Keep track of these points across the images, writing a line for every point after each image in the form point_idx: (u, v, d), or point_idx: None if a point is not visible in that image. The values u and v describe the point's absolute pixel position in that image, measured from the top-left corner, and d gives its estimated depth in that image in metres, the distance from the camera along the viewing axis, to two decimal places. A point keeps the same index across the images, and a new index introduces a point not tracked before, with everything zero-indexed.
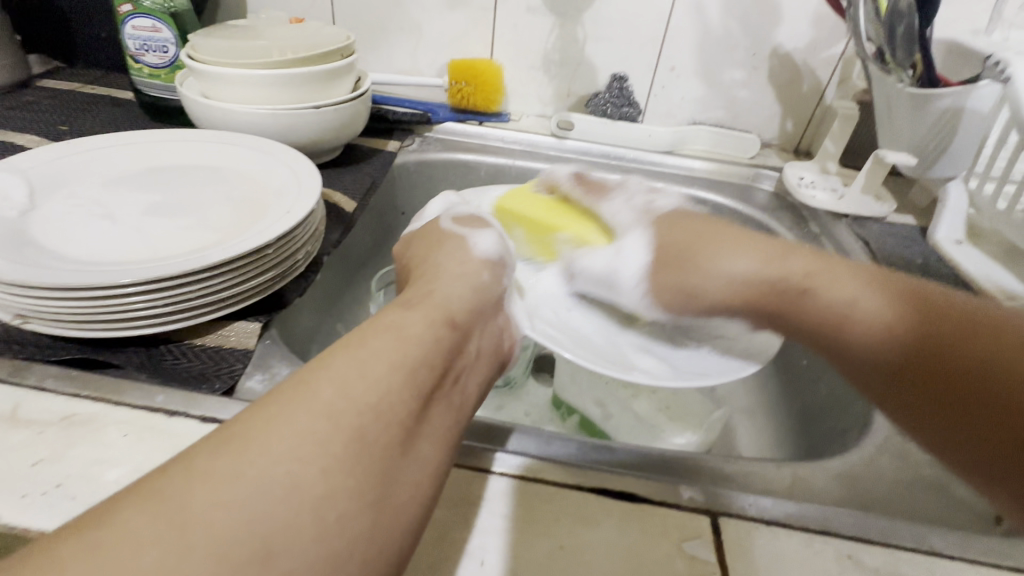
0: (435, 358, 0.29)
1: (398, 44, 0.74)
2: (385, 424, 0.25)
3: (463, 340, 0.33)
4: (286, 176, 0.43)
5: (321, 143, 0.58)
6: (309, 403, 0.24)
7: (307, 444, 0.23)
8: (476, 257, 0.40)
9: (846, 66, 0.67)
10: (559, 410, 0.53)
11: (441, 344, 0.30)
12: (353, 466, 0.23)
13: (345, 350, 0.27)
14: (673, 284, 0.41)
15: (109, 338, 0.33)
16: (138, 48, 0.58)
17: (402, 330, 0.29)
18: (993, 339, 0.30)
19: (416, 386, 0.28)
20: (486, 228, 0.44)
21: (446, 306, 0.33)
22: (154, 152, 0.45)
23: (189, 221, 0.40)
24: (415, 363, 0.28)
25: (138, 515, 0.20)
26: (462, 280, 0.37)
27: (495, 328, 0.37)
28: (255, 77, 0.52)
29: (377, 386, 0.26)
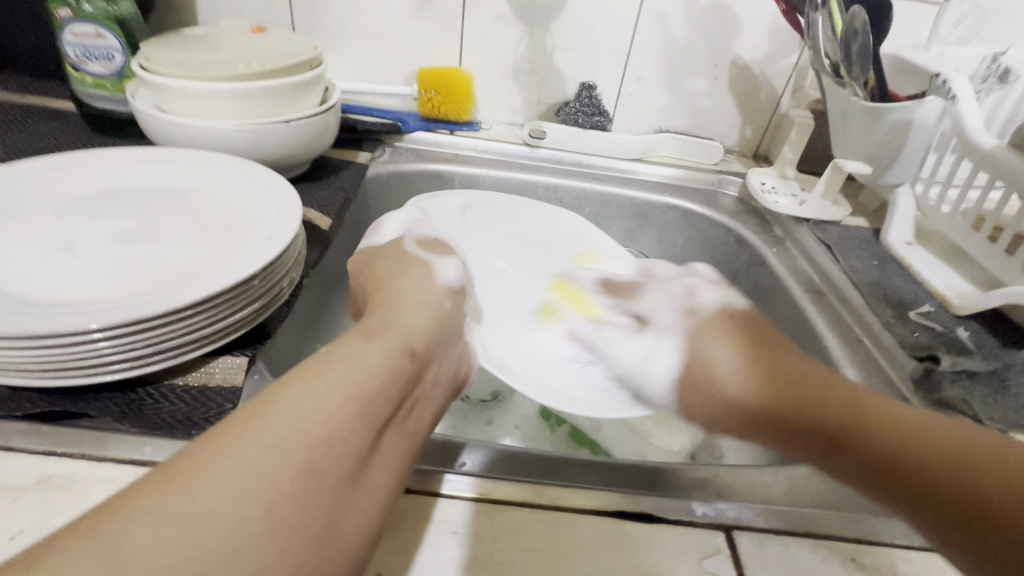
0: (391, 389, 0.28)
1: (362, 52, 0.72)
2: (337, 453, 0.24)
3: (422, 370, 0.31)
4: (263, 199, 0.41)
5: (291, 157, 0.55)
6: (259, 436, 0.22)
7: (259, 481, 0.21)
8: (439, 286, 0.38)
9: (799, 76, 0.70)
10: (548, 421, 0.53)
11: (398, 376, 0.28)
12: (303, 507, 0.21)
13: (298, 380, 0.25)
14: (703, 400, 0.36)
15: (81, 385, 0.30)
16: (80, 56, 0.54)
17: (358, 362, 0.27)
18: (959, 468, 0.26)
19: (370, 418, 0.26)
20: (449, 256, 0.41)
21: (408, 336, 0.31)
22: (113, 174, 0.42)
23: (159, 251, 0.37)
24: (371, 395, 0.26)
25: (58, 558, 0.17)
26: (423, 309, 0.35)
27: (454, 352, 0.35)
28: (218, 91, 0.49)
29: (331, 418, 0.24)
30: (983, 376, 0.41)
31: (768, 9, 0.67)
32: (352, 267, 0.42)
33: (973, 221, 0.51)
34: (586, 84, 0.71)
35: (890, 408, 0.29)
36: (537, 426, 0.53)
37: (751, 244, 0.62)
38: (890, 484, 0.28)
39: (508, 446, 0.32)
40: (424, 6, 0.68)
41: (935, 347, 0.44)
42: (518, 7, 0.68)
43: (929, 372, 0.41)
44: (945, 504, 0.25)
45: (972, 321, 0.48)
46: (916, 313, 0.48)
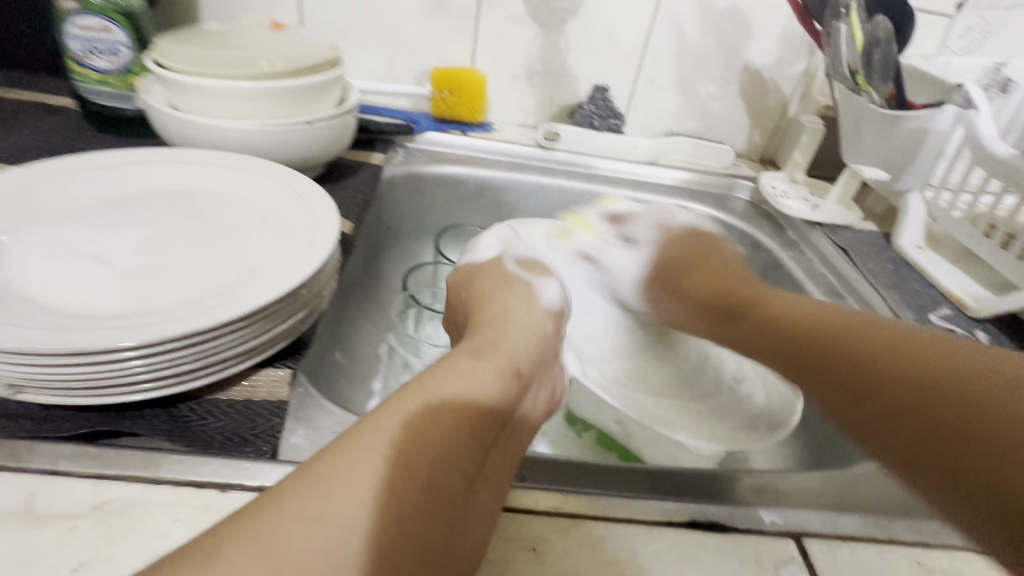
0: (497, 406, 0.29)
1: (372, 50, 0.70)
2: (452, 465, 0.26)
3: (526, 390, 0.33)
4: (298, 206, 0.40)
5: (311, 159, 0.53)
6: (385, 447, 0.24)
7: (382, 489, 0.23)
8: (542, 307, 0.39)
9: (808, 82, 0.72)
10: (574, 425, 0.53)
11: (506, 396, 0.30)
12: (415, 517, 0.23)
13: (422, 397, 0.27)
14: (672, 295, 0.47)
15: (124, 403, 0.29)
16: (84, 50, 0.51)
17: (472, 379, 0.29)
18: (969, 405, 0.27)
19: (479, 434, 0.28)
20: (547, 274, 0.42)
21: (511, 355, 0.33)
22: (133, 178, 0.41)
23: (194, 260, 0.36)
24: (480, 412, 0.28)
25: (239, 546, 0.20)
26: (526, 330, 0.36)
27: (550, 369, 0.37)
28: (239, 89, 0.46)
29: (445, 435, 0.26)
30: None
31: (780, 16, 0.68)
32: (454, 284, 0.44)
33: (984, 227, 0.53)
34: (599, 86, 0.72)
35: (939, 356, 0.30)
36: (564, 432, 0.53)
37: (767, 248, 0.63)
38: (925, 441, 0.28)
39: (577, 460, 0.31)
40: (438, 5, 0.67)
41: None
42: (533, 8, 0.68)
43: None
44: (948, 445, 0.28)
45: (987, 322, 0.50)
46: (935, 316, 0.50)
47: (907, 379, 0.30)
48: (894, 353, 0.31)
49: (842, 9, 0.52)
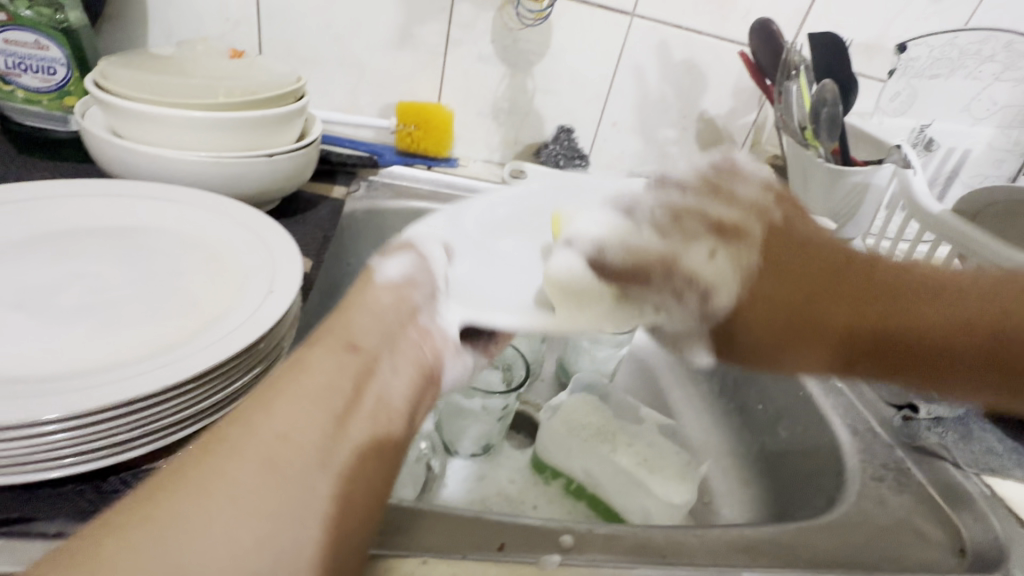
0: (344, 382, 0.25)
1: (333, 78, 0.68)
2: (297, 449, 0.22)
3: (377, 363, 0.28)
4: (254, 249, 0.37)
5: (268, 193, 0.50)
6: (203, 465, 0.20)
7: (223, 491, 0.19)
8: (374, 288, 0.32)
9: (757, 132, 0.76)
10: (541, 473, 0.52)
11: (352, 375, 0.26)
12: (265, 504, 0.20)
13: (249, 404, 0.23)
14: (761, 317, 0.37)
15: (43, 481, 0.25)
16: (12, 66, 0.46)
17: (306, 366, 0.25)
18: (967, 300, 0.35)
19: (326, 409, 0.24)
20: (409, 252, 0.35)
21: (351, 330, 0.28)
22: (65, 212, 0.37)
23: (132, 308, 0.32)
24: (322, 392, 0.24)
25: None
26: (372, 305, 0.30)
27: (409, 343, 0.30)
28: (192, 119, 0.43)
29: (282, 422, 0.22)
30: (950, 421, 0.46)
31: (735, 71, 0.72)
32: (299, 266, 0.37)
33: None
34: (563, 129, 0.73)
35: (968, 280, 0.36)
36: (531, 480, 0.51)
37: None
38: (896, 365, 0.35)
39: (539, 525, 0.32)
40: (405, 39, 0.66)
41: (905, 395, 0.49)
42: (502, 48, 0.68)
43: (908, 419, 0.46)
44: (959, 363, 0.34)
45: None
46: None
47: (961, 329, 0.34)
48: (889, 293, 0.36)
49: (793, 71, 0.55)
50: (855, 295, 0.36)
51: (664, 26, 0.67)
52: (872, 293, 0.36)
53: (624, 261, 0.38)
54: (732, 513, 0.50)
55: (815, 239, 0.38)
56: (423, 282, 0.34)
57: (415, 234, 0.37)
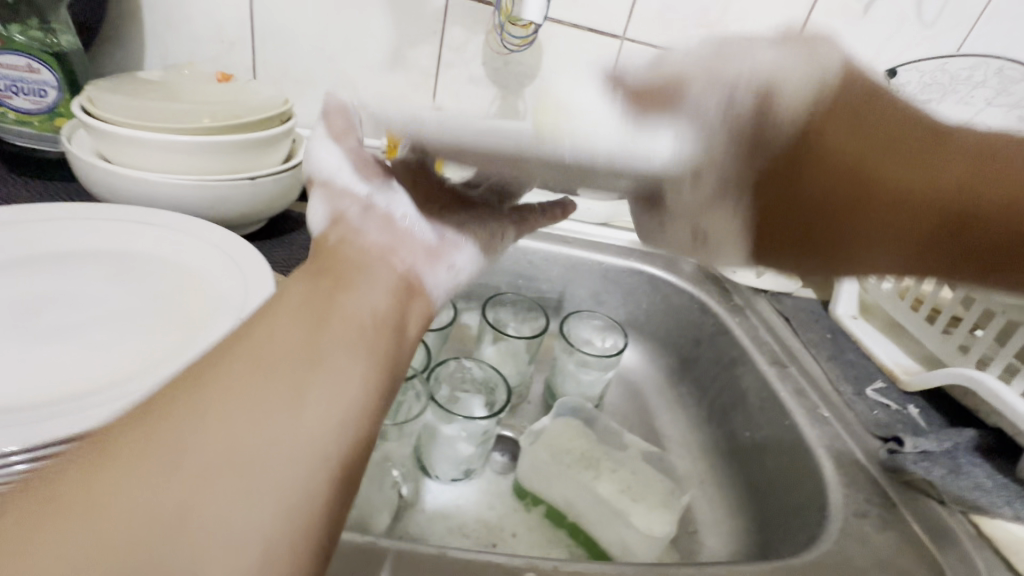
0: (312, 308, 0.27)
1: (326, 99, 0.69)
2: (270, 369, 0.23)
3: (347, 287, 0.29)
4: (231, 274, 0.37)
5: (252, 215, 0.50)
6: (175, 402, 0.21)
7: (178, 427, 0.20)
8: (318, 239, 0.34)
9: None
10: (523, 499, 0.50)
11: (318, 300, 0.27)
12: (239, 419, 0.21)
13: (221, 346, 0.24)
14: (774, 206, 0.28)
15: None
16: (3, 89, 0.47)
17: (275, 305, 0.27)
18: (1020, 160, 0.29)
19: (297, 333, 0.25)
20: (318, 189, 0.37)
21: (317, 270, 0.30)
22: (44, 235, 0.37)
23: (102, 335, 0.32)
24: (286, 333, 0.25)
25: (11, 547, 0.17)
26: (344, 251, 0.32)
27: (382, 271, 0.32)
28: (176, 143, 0.43)
29: (247, 360, 0.23)
30: (939, 454, 0.44)
31: None
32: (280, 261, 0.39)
33: (911, 301, 0.57)
34: None
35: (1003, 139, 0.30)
36: (512, 506, 0.50)
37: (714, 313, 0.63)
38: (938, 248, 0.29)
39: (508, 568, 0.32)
40: (397, 61, 0.67)
41: (893, 426, 0.49)
42: (492, 70, 0.68)
43: (894, 453, 0.44)
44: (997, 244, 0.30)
45: (916, 395, 0.52)
46: (870, 390, 0.52)
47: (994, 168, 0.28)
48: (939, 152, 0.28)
49: None
50: (932, 150, 0.28)
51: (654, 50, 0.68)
52: (935, 156, 0.28)
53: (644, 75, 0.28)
54: (717, 544, 0.49)
55: (894, 98, 0.28)
56: (360, 194, 0.35)
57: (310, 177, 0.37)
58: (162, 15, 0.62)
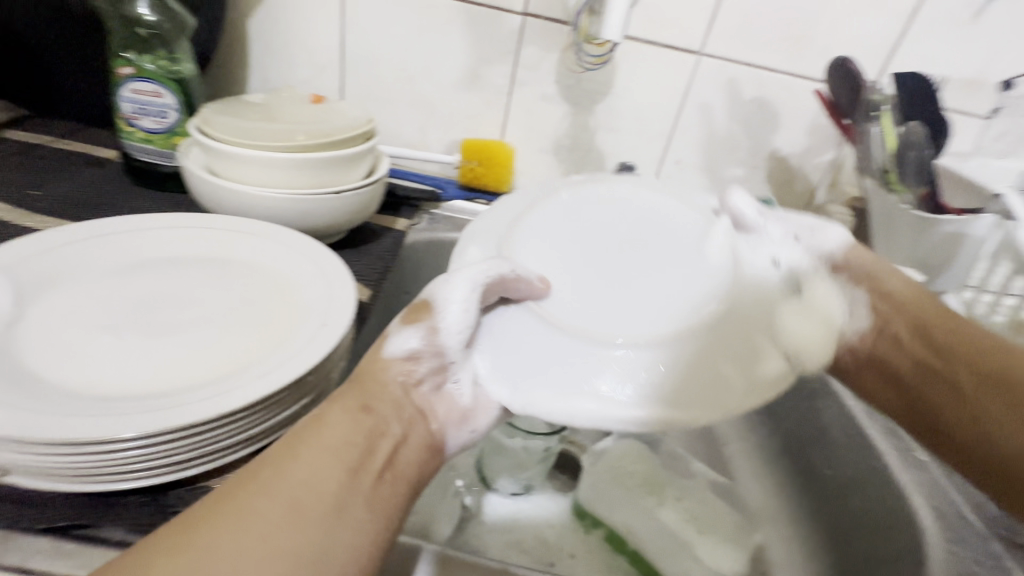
0: (347, 449, 0.27)
1: (405, 117, 0.72)
2: (287, 529, 0.23)
3: (390, 418, 0.30)
4: (315, 282, 0.40)
5: (335, 226, 0.53)
6: (171, 556, 0.21)
7: (253, 510, 0.23)
8: (382, 360, 0.33)
9: (837, 171, 0.71)
10: (582, 520, 0.49)
11: (354, 437, 0.28)
12: (304, 517, 0.24)
13: (277, 448, 0.26)
14: (866, 260, 0.46)
15: (109, 491, 0.28)
16: (134, 112, 0.53)
17: (308, 441, 0.27)
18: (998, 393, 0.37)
19: (311, 499, 0.24)
20: (420, 322, 0.33)
21: (366, 392, 0.31)
22: (159, 242, 0.42)
23: (201, 333, 0.35)
24: (339, 442, 0.27)
25: None
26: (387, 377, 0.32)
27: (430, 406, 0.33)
28: (273, 159, 0.47)
29: (303, 467, 0.26)
30: None
31: (812, 107, 0.68)
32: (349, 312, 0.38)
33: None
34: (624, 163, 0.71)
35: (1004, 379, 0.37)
36: (570, 527, 0.49)
37: None
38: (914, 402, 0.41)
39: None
40: (473, 80, 0.69)
41: None
42: (565, 88, 0.68)
43: None
44: (977, 401, 0.37)
45: None
46: None
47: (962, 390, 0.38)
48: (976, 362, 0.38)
49: (873, 112, 0.53)
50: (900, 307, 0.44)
51: (734, 65, 0.66)
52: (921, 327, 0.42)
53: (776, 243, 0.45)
54: None
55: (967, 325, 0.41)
56: (429, 356, 0.33)
57: (435, 280, 0.35)
58: (263, 43, 0.67)
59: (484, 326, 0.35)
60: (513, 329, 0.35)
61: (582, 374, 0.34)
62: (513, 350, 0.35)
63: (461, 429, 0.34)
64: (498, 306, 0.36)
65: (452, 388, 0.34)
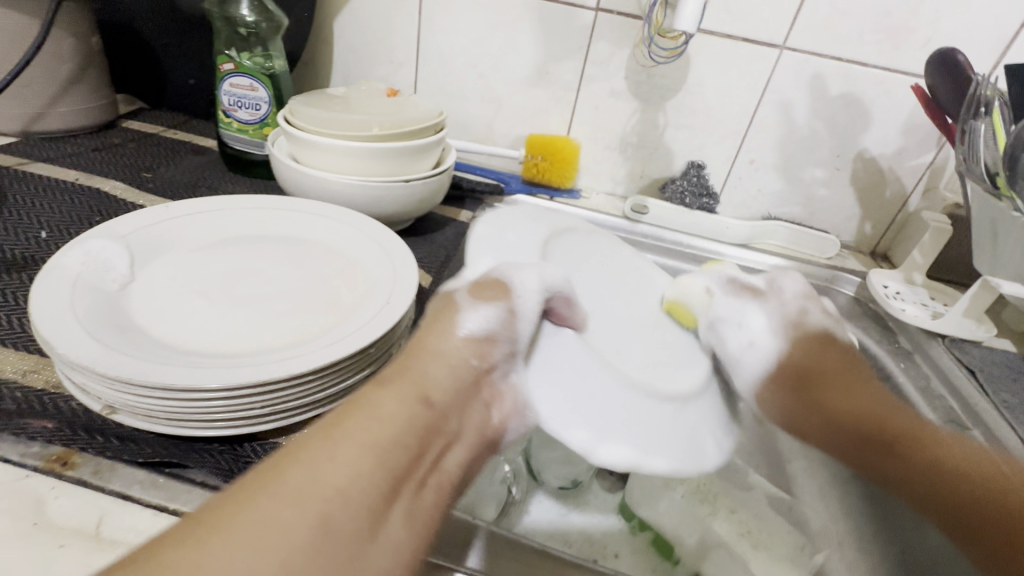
0: (410, 439, 0.27)
1: (474, 112, 0.74)
2: (353, 511, 0.23)
3: (443, 415, 0.30)
4: (382, 263, 0.42)
5: (403, 214, 0.56)
6: (245, 512, 0.21)
7: (321, 486, 0.23)
8: (455, 338, 0.33)
9: (934, 175, 0.65)
10: (630, 521, 0.48)
11: (414, 428, 0.28)
12: (343, 530, 0.22)
13: (323, 437, 0.25)
14: (807, 404, 0.38)
15: (196, 437, 0.31)
16: (232, 104, 0.59)
17: (376, 415, 0.27)
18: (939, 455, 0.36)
19: (377, 487, 0.25)
20: (498, 302, 0.35)
21: (422, 382, 0.30)
22: (248, 219, 0.46)
23: (279, 304, 0.38)
24: (388, 443, 0.26)
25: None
26: (445, 366, 0.32)
27: (485, 409, 0.33)
28: (350, 148, 0.50)
29: (350, 468, 0.24)
30: None
31: (907, 105, 0.62)
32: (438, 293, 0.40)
33: None
34: (694, 163, 0.70)
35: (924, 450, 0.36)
36: (616, 526, 0.48)
37: (872, 353, 0.57)
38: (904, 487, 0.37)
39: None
40: (542, 77, 0.69)
41: None
42: (635, 84, 0.67)
43: None
44: (951, 491, 0.35)
45: None
46: None
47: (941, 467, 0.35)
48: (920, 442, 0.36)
49: (982, 108, 0.48)
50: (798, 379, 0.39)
51: (819, 58, 0.62)
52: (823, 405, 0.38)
53: (782, 366, 0.40)
54: None
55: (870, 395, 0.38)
56: (501, 340, 0.34)
57: (505, 265, 0.38)
58: (348, 41, 0.72)
59: (540, 331, 0.38)
60: (558, 348, 0.38)
61: (612, 412, 0.36)
62: (562, 371, 0.37)
63: (518, 421, 0.35)
64: (545, 320, 0.39)
65: (514, 379, 0.35)
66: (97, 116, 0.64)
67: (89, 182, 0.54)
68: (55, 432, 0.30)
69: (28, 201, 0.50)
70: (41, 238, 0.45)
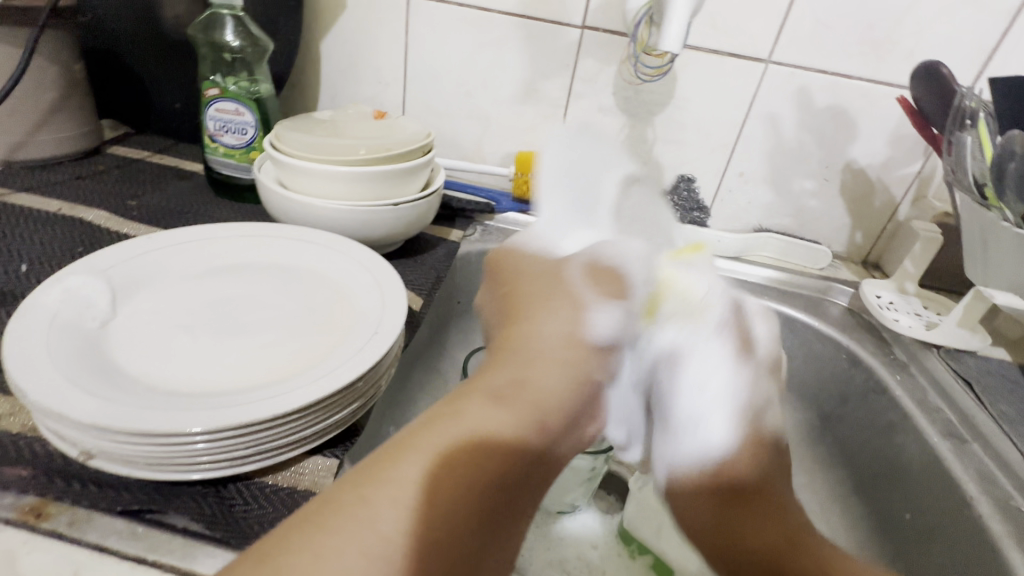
0: (508, 466, 0.27)
1: (463, 130, 0.74)
2: (434, 548, 0.24)
3: (556, 435, 0.30)
4: (372, 290, 0.41)
5: (393, 237, 0.55)
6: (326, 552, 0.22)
7: (399, 518, 0.24)
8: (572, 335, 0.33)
9: (922, 184, 0.66)
10: (628, 545, 0.47)
11: (518, 451, 0.28)
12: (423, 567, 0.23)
13: (403, 456, 0.26)
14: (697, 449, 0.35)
15: (177, 480, 0.30)
16: (218, 129, 0.58)
17: (472, 431, 0.27)
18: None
19: (464, 523, 0.25)
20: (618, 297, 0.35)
21: (539, 396, 0.30)
22: (232, 248, 0.45)
23: (266, 336, 0.37)
24: (481, 470, 0.26)
25: None
26: (566, 371, 0.31)
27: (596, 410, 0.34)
28: (338, 173, 0.50)
29: (432, 496, 0.25)
30: None
31: (893, 116, 0.63)
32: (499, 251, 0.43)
33: None
34: (683, 175, 0.70)
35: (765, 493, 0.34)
36: (614, 550, 0.47)
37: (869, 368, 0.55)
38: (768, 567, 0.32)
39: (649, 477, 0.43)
40: (530, 94, 0.69)
41: None
42: (623, 100, 0.67)
43: None
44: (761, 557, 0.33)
45: None
46: None
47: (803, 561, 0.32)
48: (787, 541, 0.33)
49: (967, 119, 0.49)
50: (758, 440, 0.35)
51: (805, 71, 0.62)
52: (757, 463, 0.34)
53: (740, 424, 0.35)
54: None
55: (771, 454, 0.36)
56: (624, 341, 0.35)
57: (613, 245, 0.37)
58: (335, 63, 0.72)
59: None
60: None
61: None
62: None
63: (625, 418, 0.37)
64: None
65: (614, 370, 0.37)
66: (79, 143, 0.63)
67: (71, 212, 0.54)
68: (31, 480, 0.29)
69: (7, 234, 0.49)
70: (20, 271, 0.45)
